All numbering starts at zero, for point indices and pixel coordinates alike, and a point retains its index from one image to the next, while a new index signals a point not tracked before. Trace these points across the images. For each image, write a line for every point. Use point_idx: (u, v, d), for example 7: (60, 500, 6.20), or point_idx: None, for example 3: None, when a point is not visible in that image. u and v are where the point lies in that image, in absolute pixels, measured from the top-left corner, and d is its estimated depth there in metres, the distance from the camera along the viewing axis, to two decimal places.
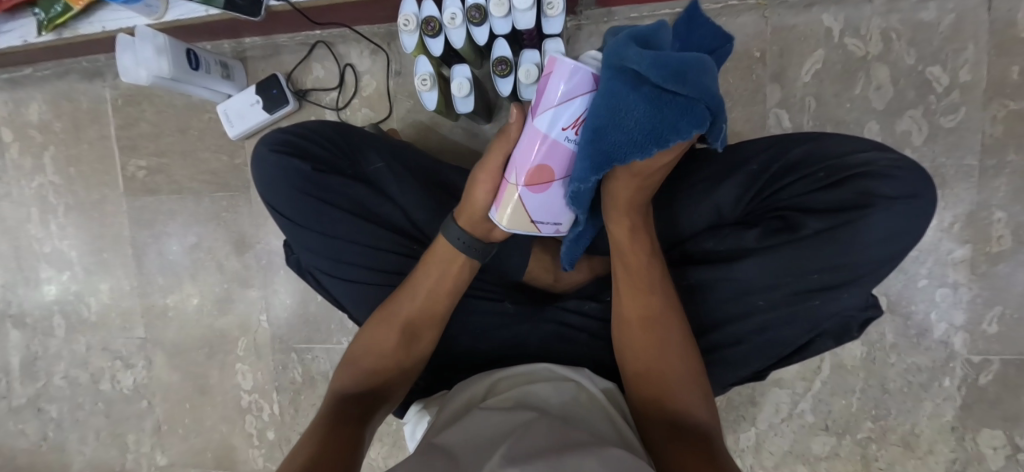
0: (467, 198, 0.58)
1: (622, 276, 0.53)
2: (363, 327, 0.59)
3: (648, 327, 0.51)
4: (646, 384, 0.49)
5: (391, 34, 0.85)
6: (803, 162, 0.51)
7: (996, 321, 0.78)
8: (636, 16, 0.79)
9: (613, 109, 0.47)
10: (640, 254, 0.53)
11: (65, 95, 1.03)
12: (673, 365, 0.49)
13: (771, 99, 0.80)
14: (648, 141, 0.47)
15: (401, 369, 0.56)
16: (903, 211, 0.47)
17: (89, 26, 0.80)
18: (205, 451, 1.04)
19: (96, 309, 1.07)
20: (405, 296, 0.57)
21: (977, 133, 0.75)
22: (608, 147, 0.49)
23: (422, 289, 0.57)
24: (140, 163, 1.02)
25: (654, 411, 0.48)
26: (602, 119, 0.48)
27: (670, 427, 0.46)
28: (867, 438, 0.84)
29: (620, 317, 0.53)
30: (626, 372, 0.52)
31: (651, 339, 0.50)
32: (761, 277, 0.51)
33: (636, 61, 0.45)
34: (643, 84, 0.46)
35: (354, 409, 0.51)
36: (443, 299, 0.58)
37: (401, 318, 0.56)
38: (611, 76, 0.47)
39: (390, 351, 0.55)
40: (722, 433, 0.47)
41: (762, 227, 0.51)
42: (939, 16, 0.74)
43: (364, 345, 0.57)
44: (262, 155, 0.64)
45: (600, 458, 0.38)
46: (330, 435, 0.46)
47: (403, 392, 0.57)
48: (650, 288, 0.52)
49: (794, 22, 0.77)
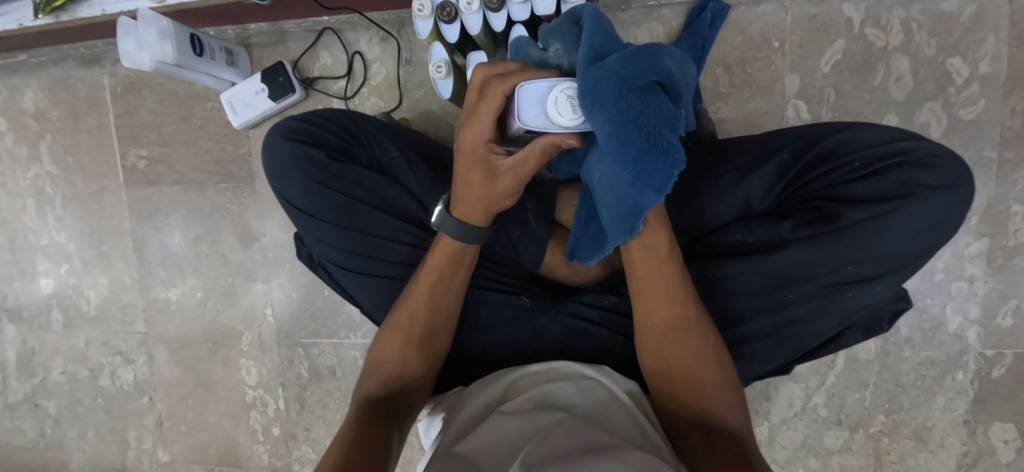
0: (497, 202, 0.51)
1: (642, 283, 0.48)
2: (376, 334, 0.56)
3: (674, 333, 0.48)
4: (678, 393, 0.47)
5: (403, 20, 0.84)
6: (837, 152, 0.50)
7: (1011, 314, 0.78)
8: (654, 5, 0.78)
9: (619, 114, 0.38)
10: (675, 267, 0.48)
11: (61, 83, 1.00)
12: (703, 371, 0.47)
13: (790, 90, 0.79)
14: (670, 138, 0.38)
15: (421, 368, 0.55)
16: (943, 201, 0.46)
17: (88, 9, 0.77)
18: (209, 447, 1.03)
19: (96, 303, 1.05)
20: (415, 295, 0.55)
21: (997, 126, 0.74)
22: (648, 172, 0.38)
23: (432, 287, 0.54)
24: (140, 153, 0.99)
25: (687, 415, 0.47)
26: (615, 151, 0.39)
27: (704, 433, 0.45)
28: (879, 432, 0.84)
29: (646, 324, 0.49)
30: (654, 380, 0.49)
31: (682, 348, 0.47)
32: (794, 269, 0.49)
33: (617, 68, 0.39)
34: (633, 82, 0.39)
35: (380, 416, 0.49)
36: (451, 295, 0.55)
37: (413, 320, 0.54)
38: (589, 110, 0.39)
39: (408, 352, 0.54)
40: (752, 436, 0.46)
41: (795, 217, 0.50)
42: (960, 7, 0.73)
43: (381, 350, 0.55)
44: (275, 144, 0.63)
45: (625, 463, 0.36)
46: (361, 438, 0.45)
47: (424, 394, 0.55)
48: (678, 293, 0.47)
49: (815, 11, 0.76)
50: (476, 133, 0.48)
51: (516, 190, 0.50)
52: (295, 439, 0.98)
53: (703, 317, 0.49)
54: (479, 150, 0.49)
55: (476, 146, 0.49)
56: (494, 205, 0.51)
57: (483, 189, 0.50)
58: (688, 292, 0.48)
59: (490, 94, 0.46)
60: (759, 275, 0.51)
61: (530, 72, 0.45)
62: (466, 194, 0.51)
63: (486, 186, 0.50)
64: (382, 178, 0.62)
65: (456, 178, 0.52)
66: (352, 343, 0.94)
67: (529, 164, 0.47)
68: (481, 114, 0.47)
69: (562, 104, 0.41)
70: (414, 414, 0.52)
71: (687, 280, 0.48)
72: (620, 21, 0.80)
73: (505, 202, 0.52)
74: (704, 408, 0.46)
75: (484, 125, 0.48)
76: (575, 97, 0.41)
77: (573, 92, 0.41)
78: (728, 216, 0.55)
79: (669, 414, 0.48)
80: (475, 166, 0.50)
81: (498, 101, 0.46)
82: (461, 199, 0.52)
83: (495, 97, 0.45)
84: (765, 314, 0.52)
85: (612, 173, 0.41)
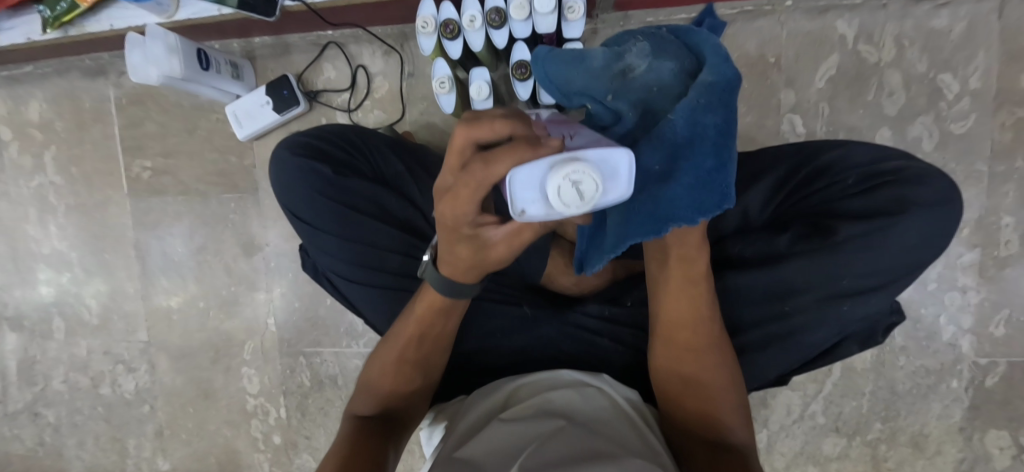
0: (490, 264, 0.44)
1: (673, 293, 0.47)
2: (371, 352, 0.57)
3: (691, 348, 0.48)
4: (684, 402, 0.49)
5: (405, 34, 0.85)
6: (831, 169, 0.52)
7: (1003, 324, 0.80)
8: (653, 20, 0.80)
9: (697, 135, 0.38)
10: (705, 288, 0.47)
11: (66, 94, 1.01)
12: (711, 383, 0.48)
13: (785, 104, 0.80)
14: (725, 187, 0.38)
15: (414, 387, 0.55)
16: (935, 217, 0.47)
17: (96, 24, 0.78)
18: (210, 456, 1.03)
19: (97, 312, 1.05)
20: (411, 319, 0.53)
21: (987, 140, 0.76)
22: (707, 190, 0.38)
23: (424, 324, 0.52)
24: (145, 164, 1.00)
25: (691, 426, 0.48)
26: (692, 153, 0.38)
27: (708, 445, 0.47)
28: (876, 439, 0.85)
29: (667, 332, 0.49)
30: (661, 386, 0.50)
31: (694, 360, 0.48)
32: (791, 281, 0.51)
33: (710, 87, 0.38)
34: (718, 109, 0.38)
35: (374, 434, 0.49)
36: (442, 332, 0.53)
37: (406, 350, 0.53)
38: (692, 101, 0.38)
39: (403, 371, 0.54)
40: (751, 449, 0.48)
41: (792, 232, 0.51)
42: (951, 23, 0.75)
43: (375, 368, 0.55)
44: (282, 159, 0.64)
45: (622, 466, 0.37)
46: (358, 455, 0.46)
47: (419, 411, 0.56)
48: (704, 313, 0.47)
49: (809, 27, 0.78)
50: (457, 218, 0.38)
51: (508, 253, 0.43)
52: (296, 447, 0.99)
53: (721, 331, 0.49)
54: (464, 229, 0.39)
55: (458, 226, 0.39)
56: (489, 266, 0.45)
57: (474, 259, 0.43)
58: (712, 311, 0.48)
59: (468, 182, 0.34)
60: (758, 287, 0.52)
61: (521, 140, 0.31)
62: (454, 260, 0.45)
63: (476, 255, 0.42)
64: (386, 192, 0.63)
65: (441, 246, 0.44)
66: (354, 352, 0.95)
67: (526, 233, 0.40)
68: (461, 199, 0.36)
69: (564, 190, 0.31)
70: (407, 430, 0.53)
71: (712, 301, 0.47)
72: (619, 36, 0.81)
73: (497, 263, 0.44)
74: (708, 419, 0.48)
75: (466, 210, 0.37)
76: (581, 182, 0.30)
77: (579, 177, 0.30)
78: (727, 229, 0.56)
79: (674, 421, 0.50)
80: (460, 239, 0.41)
81: (483, 185, 0.34)
82: (449, 263, 0.46)
83: (479, 183, 0.33)
84: (765, 325, 0.53)
85: (668, 170, 0.39)
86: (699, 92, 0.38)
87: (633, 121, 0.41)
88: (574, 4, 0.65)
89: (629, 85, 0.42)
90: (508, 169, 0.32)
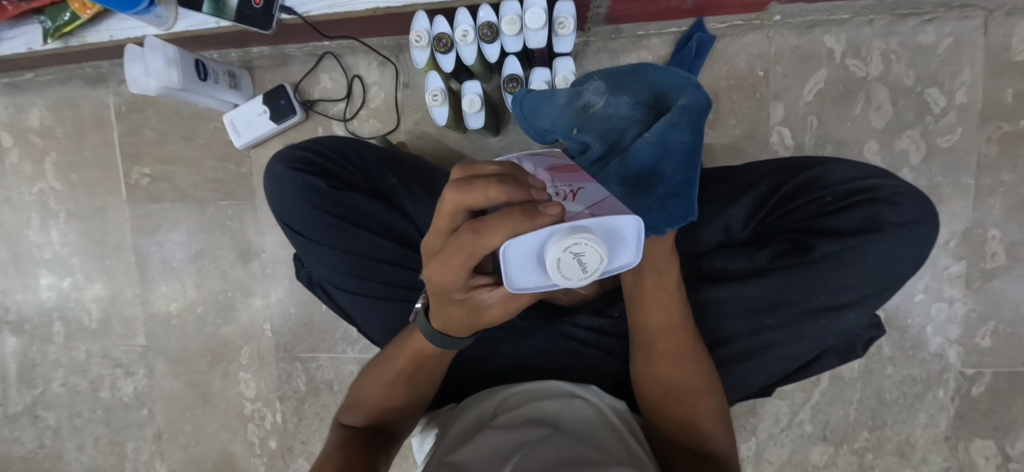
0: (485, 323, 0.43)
1: (648, 303, 0.49)
2: (366, 369, 0.58)
3: (669, 356, 0.49)
4: (670, 413, 0.49)
5: (401, 46, 0.86)
6: (813, 185, 0.54)
7: (989, 335, 0.81)
8: (643, 34, 0.81)
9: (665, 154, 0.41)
10: (678, 299, 0.49)
11: (67, 101, 1.02)
12: (694, 392, 0.49)
13: (774, 117, 0.81)
14: (688, 203, 0.42)
15: (403, 403, 0.55)
16: (907, 236, 0.49)
17: (96, 34, 0.79)
18: (207, 459, 1.04)
19: (97, 316, 1.07)
20: (404, 343, 0.53)
21: (973, 153, 0.77)
22: (675, 203, 0.41)
23: (415, 355, 0.52)
24: (144, 171, 1.01)
25: (677, 440, 0.49)
26: (664, 171, 0.41)
27: (692, 457, 0.47)
28: (863, 447, 0.86)
29: (646, 343, 0.50)
30: (645, 398, 0.51)
31: (676, 369, 0.49)
32: (770, 295, 0.52)
33: (681, 113, 0.42)
34: (688, 131, 0.42)
35: (363, 452, 0.50)
36: (433, 366, 0.53)
37: (398, 377, 0.54)
38: (666, 122, 0.41)
39: (393, 390, 0.54)
40: (734, 460, 0.49)
41: (772, 247, 0.53)
42: (938, 39, 0.76)
43: (368, 386, 0.56)
44: (278, 172, 0.65)
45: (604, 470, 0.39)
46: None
47: (409, 428, 0.57)
48: (678, 321, 0.49)
49: (798, 42, 0.79)
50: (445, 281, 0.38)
51: (504, 317, 0.42)
52: (292, 451, 1.00)
53: (699, 341, 0.51)
54: (457, 291, 0.39)
55: (450, 288, 0.39)
56: (481, 325, 0.44)
57: (467, 319, 0.43)
58: (687, 321, 0.50)
59: (458, 250, 0.34)
60: (739, 301, 0.53)
61: (515, 215, 0.32)
62: (447, 318, 0.45)
63: (469, 315, 0.42)
64: (381, 205, 0.64)
65: (433, 304, 0.44)
66: (350, 358, 0.96)
67: (520, 298, 0.39)
68: (450, 266, 0.36)
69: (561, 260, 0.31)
70: (394, 443, 0.54)
71: (686, 309, 0.50)
72: (611, 49, 0.82)
73: (492, 323, 0.43)
74: (692, 431, 0.49)
75: (455, 276, 0.37)
76: (583, 255, 0.30)
77: (580, 250, 0.30)
78: (710, 243, 0.57)
79: (660, 433, 0.50)
80: (454, 301, 0.41)
81: (471, 252, 0.34)
82: (442, 318, 0.45)
83: (467, 248, 0.34)
84: (748, 336, 0.54)
85: (642, 188, 0.41)
86: (675, 114, 0.42)
87: (601, 150, 0.45)
88: (564, 19, 0.66)
89: (593, 118, 0.47)
90: (496, 242, 0.32)
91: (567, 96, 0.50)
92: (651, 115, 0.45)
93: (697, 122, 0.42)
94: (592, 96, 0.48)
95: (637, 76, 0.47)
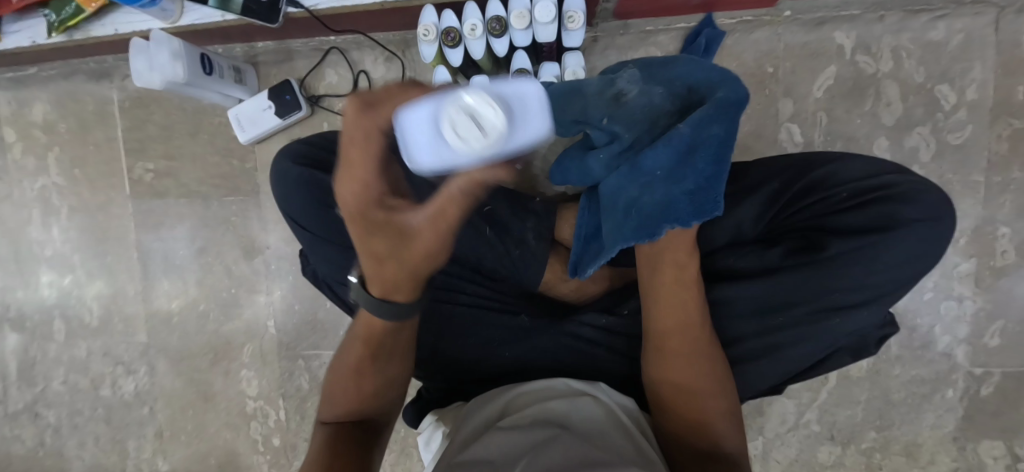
0: (416, 264, 0.45)
1: (664, 298, 0.49)
2: (330, 368, 0.55)
3: (683, 353, 0.49)
4: (681, 413, 0.49)
5: (407, 41, 0.86)
6: (826, 183, 0.53)
7: (998, 334, 0.80)
8: (652, 30, 0.81)
9: (695, 147, 0.44)
10: (693, 295, 0.49)
11: (70, 96, 1.02)
12: (707, 391, 0.49)
13: (783, 113, 0.81)
14: (715, 195, 0.45)
15: (377, 390, 0.53)
16: (924, 233, 0.49)
17: (101, 28, 0.79)
18: (208, 457, 1.04)
19: (98, 313, 1.06)
20: (357, 326, 0.52)
21: (983, 151, 0.77)
22: (700, 196, 0.45)
23: (373, 336, 0.51)
24: (147, 166, 1.00)
25: (688, 440, 0.48)
26: (695, 162, 0.45)
27: (704, 457, 0.47)
28: (871, 447, 0.85)
29: (659, 339, 0.50)
30: (656, 396, 0.50)
31: (690, 368, 0.48)
32: (781, 294, 0.51)
33: (714, 107, 0.44)
34: (720, 125, 0.44)
35: (346, 448, 0.49)
36: (393, 342, 0.52)
37: (362, 365, 0.52)
38: (701, 115, 0.44)
39: (361, 377, 0.52)
40: (746, 461, 0.49)
41: (784, 245, 0.52)
42: (948, 35, 0.75)
43: (336, 382, 0.54)
44: (282, 169, 0.65)
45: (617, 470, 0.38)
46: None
47: (389, 420, 0.55)
48: (694, 317, 0.49)
49: (807, 38, 0.78)
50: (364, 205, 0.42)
51: (434, 247, 0.45)
52: (295, 449, 0.99)
53: (714, 339, 0.50)
54: (375, 208, 0.42)
55: (367, 207, 0.42)
56: (418, 269, 0.46)
57: (398, 260, 0.44)
58: (703, 318, 0.49)
59: (355, 138, 0.39)
60: (751, 300, 0.52)
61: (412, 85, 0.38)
62: (383, 273, 0.46)
63: (399, 252, 0.44)
64: None
65: (366, 261, 0.45)
66: None
67: (448, 215, 0.42)
68: (354, 166, 0.40)
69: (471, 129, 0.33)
70: (378, 436, 0.53)
71: (702, 305, 0.49)
72: (618, 45, 0.81)
73: (422, 262, 0.45)
74: (704, 432, 0.48)
75: (366, 180, 0.41)
76: (480, 116, 0.33)
77: (474, 108, 0.33)
78: (720, 241, 0.56)
79: (670, 433, 0.49)
80: (378, 234, 0.43)
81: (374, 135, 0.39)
82: (377, 278, 0.47)
83: (368, 128, 0.38)
84: (761, 335, 0.53)
85: (673, 177, 0.45)
86: (708, 107, 0.44)
87: (630, 141, 0.50)
88: (574, 14, 0.66)
89: (625, 108, 0.50)
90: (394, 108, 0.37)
91: (598, 84, 0.53)
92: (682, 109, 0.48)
93: (731, 114, 0.44)
94: (625, 85, 0.51)
95: (670, 67, 0.50)
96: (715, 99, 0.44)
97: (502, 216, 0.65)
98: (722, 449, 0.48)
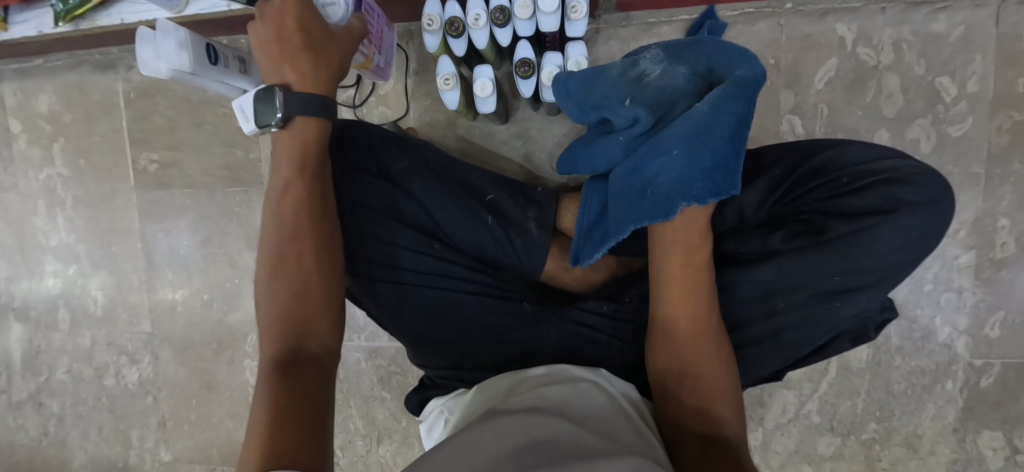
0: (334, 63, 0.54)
1: (673, 280, 0.49)
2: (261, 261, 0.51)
3: (690, 335, 0.49)
4: (683, 395, 0.49)
5: (412, 33, 0.87)
6: (828, 168, 0.54)
7: (998, 326, 0.81)
8: (654, 22, 0.81)
9: (712, 125, 0.45)
10: (701, 277, 0.49)
11: (75, 87, 1.02)
12: (711, 376, 0.49)
13: (784, 105, 0.81)
14: (730, 173, 0.45)
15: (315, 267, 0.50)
16: (924, 216, 0.49)
17: (107, 18, 0.79)
18: (211, 447, 1.04)
19: (103, 303, 1.07)
20: (276, 192, 0.52)
21: (984, 143, 0.77)
22: (718, 175, 0.45)
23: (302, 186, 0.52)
24: (152, 157, 1.01)
25: (689, 423, 0.48)
26: (713, 139, 0.45)
27: (705, 440, 0.47)
28: (871, 438, 0.86)
29: (666, 322, 0.50)
30: (659, 379, 0.51)
31: (695, 350, 0.49)
32: (785, 278, 0.51)
33: (732, 86, 0.46)
34: (737, 104, 0.45)
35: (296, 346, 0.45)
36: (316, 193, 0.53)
37: (296, 228, 0.51)
38: (720, 92, 0.45)
39: (295, 257, 0.50)
40: (746, 446, 0.49)
41: (786, 229, 0.52)
42: (949, 28, 0.76)
43: (273, 272, 0.50)
44: None
45: (618, 464, 0.38)
46: (282, 393, 0.40)
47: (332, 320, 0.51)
48: (703, 299, 0.49)
49: (809, 30, 0.79)
50: (273, 29, 0.52)
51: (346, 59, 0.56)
52: None
53: (719, 325, 0.51)
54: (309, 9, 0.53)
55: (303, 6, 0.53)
56: (332, 75, 0.54)
57: (324, 56, 0.53)
58: (711, 302, 0.50)
59: None
60: (754, 285, 0.52)
61: None
62: (314, 69, 0.52)
63: (326, 47, 0.53)
64: (390, 190, 0.64)
65: (297, 58, 0.51)
66: (356, 346, 0.96)
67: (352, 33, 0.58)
68: None
69: (337, 10, 0.59)
70: (322, 330, 0.49)
71: (711, 289, 0.50)
72: (621, 36, 0.82)
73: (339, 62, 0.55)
74: (707, 415, 0.48)
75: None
76: None
77: None
78: (722, 227, 0.57)
79: (671, 417, 0.50)
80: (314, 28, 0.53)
81: None
82: (306, 74, 0.52)
83: None
84: (764, 321, 0.53)
85: (689, 153, 0.45)
86: (726, 85, 0.45)
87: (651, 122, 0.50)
88: (576, 4, 0.66)
89: (647, 87, 0.52)
90: None
91: (622, 66, 0.55)
92: (700, 91, 0.50)
93: (746, 94, 0.46)
94: (648, 65, 0.54)
95: (692, 48, 0.52)
96: (734, 80, 0.46)
97: (504, 206, 0.68)
98: (723, 433, 0.48)
